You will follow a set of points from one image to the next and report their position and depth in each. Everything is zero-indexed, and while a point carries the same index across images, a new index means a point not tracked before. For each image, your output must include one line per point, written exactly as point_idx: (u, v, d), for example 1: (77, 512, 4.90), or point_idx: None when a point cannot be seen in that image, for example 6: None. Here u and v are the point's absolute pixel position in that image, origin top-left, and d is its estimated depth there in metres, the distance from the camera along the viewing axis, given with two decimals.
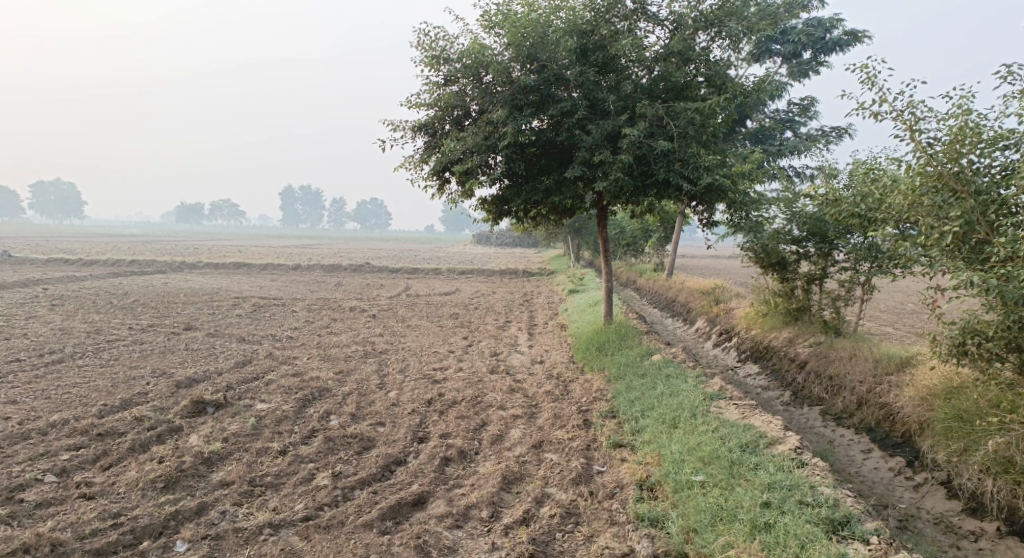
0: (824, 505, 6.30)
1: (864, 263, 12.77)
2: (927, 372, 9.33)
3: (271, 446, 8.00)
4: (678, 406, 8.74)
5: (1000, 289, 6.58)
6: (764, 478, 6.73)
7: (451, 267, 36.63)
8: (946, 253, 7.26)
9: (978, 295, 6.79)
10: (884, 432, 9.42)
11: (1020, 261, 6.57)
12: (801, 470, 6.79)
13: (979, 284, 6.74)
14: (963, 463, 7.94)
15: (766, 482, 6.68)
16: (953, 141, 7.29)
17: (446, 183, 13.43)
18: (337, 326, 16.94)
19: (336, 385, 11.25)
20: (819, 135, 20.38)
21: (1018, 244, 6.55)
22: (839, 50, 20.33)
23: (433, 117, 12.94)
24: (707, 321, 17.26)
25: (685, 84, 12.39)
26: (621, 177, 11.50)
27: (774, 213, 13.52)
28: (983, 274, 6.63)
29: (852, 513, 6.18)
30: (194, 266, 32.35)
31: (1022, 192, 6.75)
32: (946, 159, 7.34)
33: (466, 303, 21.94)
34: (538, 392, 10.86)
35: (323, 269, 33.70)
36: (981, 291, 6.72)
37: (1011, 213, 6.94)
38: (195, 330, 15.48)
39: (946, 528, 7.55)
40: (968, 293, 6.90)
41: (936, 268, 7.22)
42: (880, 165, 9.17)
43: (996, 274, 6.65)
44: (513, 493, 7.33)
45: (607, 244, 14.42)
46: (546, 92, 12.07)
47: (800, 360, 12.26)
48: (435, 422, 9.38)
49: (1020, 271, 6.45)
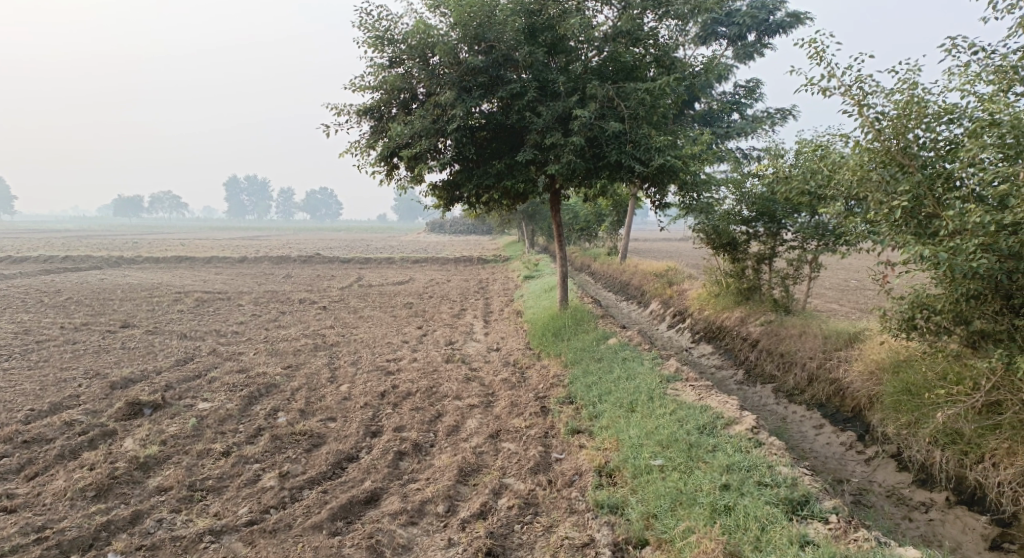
0: (783, 485, 6.27)
1: (812, 241, 12.93)
2: (875, 346, 9.45)
3: (213, 447, 7.64)
4: (634, 389, 8.67)
5: (949, 262, 6.62)
6: (722, 460, 6.67)
7: (404, 256, 36.17)
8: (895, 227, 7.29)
9: (928, 268, 6.88)
10: (835, 407, 9.52)
11: (968, 233, 6.61)
12: (758, 450, 6.76)
13: (929, 259, 6.77)
14: (912, 435, 8.04)
15: (725, 464, 6.62)
16: (900, 116, 7.30)
17: (394, 169, 13.08)
18: (286, 320, 16.49)
19: (284, 380, 10.89)
20: (764, 116, 20.58)
21: (966, 217, 6.60)
22: (783, 32, 20.51)
23: (379, 101, 12.57)
24: (660, 304, 17.32)
25: (635, 64, 12.30)
26: (572, 160, 11.35)
27: (724, 194, 13.60)
28: (932, 247, 6.67)
29: (811, 492, 6.17)
30: (133, 261, 31.24)
31: (967, 166, 6.82)
32: (892, 134, 7.35)
33: (419, 292, 21.63)
34: (494, 381, 10.69)
35: (271, 261, 32.87)
36: (931, 264, 6.80)
37: (957, 186, 6.98)
38: (133, 328, 14.86)
39: (898, 500, 7.62)
40: (918, 267, 6.99)
41: (887, 243, 7.24)
42: (829, 140, 9.19)
43: (945, 247, 6.69)
44: (470, 485, 7.15)
45: (561, 229, 14.24)
46: (495, 73, 11.83)
47: (752, 339, 12.35)
48: (388, 415, 9.13)
49: (969, 244, 6.50)
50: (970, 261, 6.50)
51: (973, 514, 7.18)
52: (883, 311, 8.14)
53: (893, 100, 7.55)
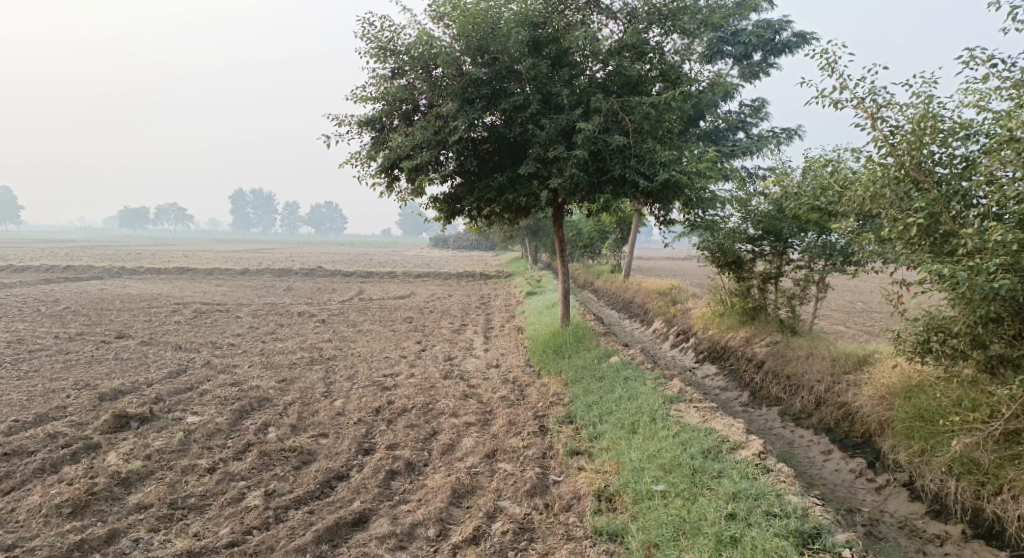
0: (793, 516, 5.97)
1: (819, 261, 12.67)
2: (886, 370, 9.17)
3: (198, 462, 7.37)
4: (636, 409, 8.38)
5: (968, 283, 6.35)
6: (728, 487, 6.36)
7: (406, 270, 35.93)
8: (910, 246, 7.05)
9: (946, 288, 6.62)
10: (843, 432, 9.21)
11: (988, 252, 6.36)
12: (766, 477, 6.45)
13: (947, 279, 6.51)
14: (925, 464, 7.73)
15: (731, 491, 6.32)
16: (914, 131, 7.07)
17: (395, 181, 12.89)
18: (284, 332, 16.24)
19: (278, 394, 10.62)
20: (770, 136, 20.36)
21: (987, 236, 6.35)
22: (789, 52, 20.36)
23: (380, 112, 12.39)
24: (664, 322, 17.03)
25: (640, 79, 12.13)
26: (576, 174, 11.13)
27: (729, 213, 13.37)
28: (950, 266, 6.41)
29: (823, 524, 5.86)
30: (134, 271, 31.08)
31: (985, 183, 6.58)
32: (907, 150, 7.12)
33: (420, 307, 21.38)
34: (492, 398, 10.40)
35: (273, 273, 32.71)
36: (950, 283, 6.54)
37: (975, 204, 6.74)
38: (128, 338, 14.63)
39: (911, 532, 7.31)
40: (935, 287, 6.74)
41: (902, 261, 7.00)
42: (840, 156, 8.94)
43: (964, 266, 6.43)
44: (463, 508, 6.85)
45: (564, 244, 13.98)
46: (498, 86, 11.64)
47: (758, 360, 12.05)
48: (381, 432, 8.85)
49: (989, 263, 6.23)
50: (991, 281, 6.23)
51: (991, 549, 6.86)
52: (894, 333, 7.87)
53: (906, 115, 7.32)
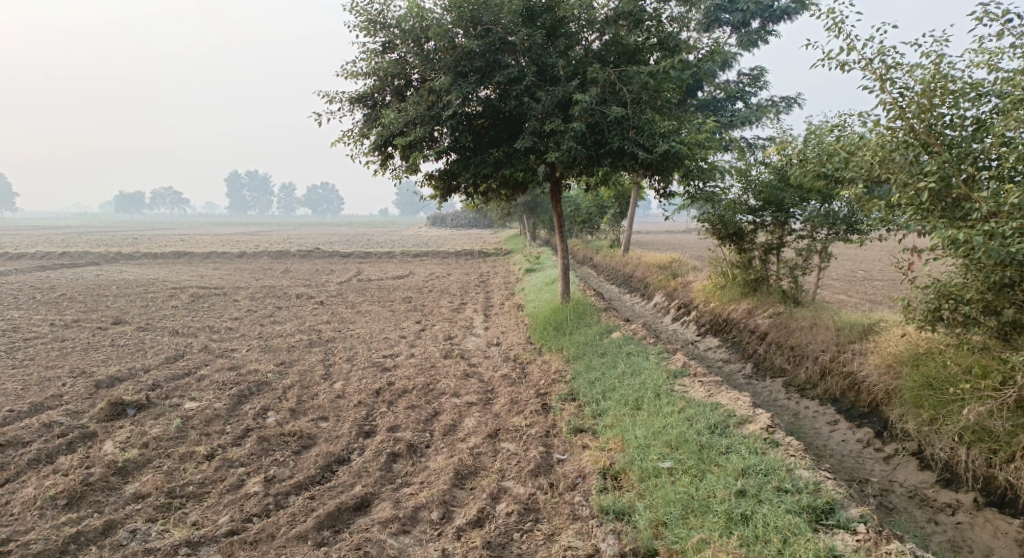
0: (805, 492, 5.85)
1: (822, 230, 12.51)
2: (892, 338, 9.03)
3: (196, 450, 7.26)
4: (639, 385, 8.25)
5: (983, 247, 6.18)
6: (738, 463, 6.25)
7: (404, 250, 35.74)
8: (920, 211, 6.89)
9: (961, 253, 6.45)
10: (849, 402, 9.10)
11: (1004, 216, 6.20)
12: (775, 451, 6.33)
13: (962, 244, 6.34)
14: (934, 432, 7.63)
15: (741, 467, 6.20)
16: (924, 92, 6.86)
17: (389, 158, 12.65)
18: (281, 315, 16.10)
19: (276, 378, 10.52)
20: (769, 105, 20.05)
21: (1003, 199, 6.17)
22: (787, 18, 19.98)
23: (372, 87, 12.13)
24: (664, 296, 16.88)
25: (637, 48, 11.86)
26: (574, 147, 10.90)
27: (730, 183, 13.19)
28: (964, 231, 6.24)
29: (836, 500, 5.75)
30: (130, 256, 30.87)
31: (1000, 143, 6.37)
32: (917, 113, 6.92)
33: (419, 286, 21.22)
34: (493, 377, 10.28)
35: (270, 255, 32.55)
36: (965, 249, 6.37)
37: (992, 167, 6.56)
38: (124, 325, 14.51)
39: (922, 501, 7.21)
40: (948, 253, 6.57)
41: (913, 227, 6.82)
42: (844, 122, 8.73)
43: (980, 231, 6.27)
44: (467, 489, 6.75)
45: (562, 219, 13.77)
46: (492, 58, 11.31)
47: (761, 331, 11.92)
48: (382, 414, 8.73)
49: (1005, 227, 6.06)
50: (1008, 246, 6.07)
51: (1003, 518, 6.78)
52: (903, 301, 7.71)
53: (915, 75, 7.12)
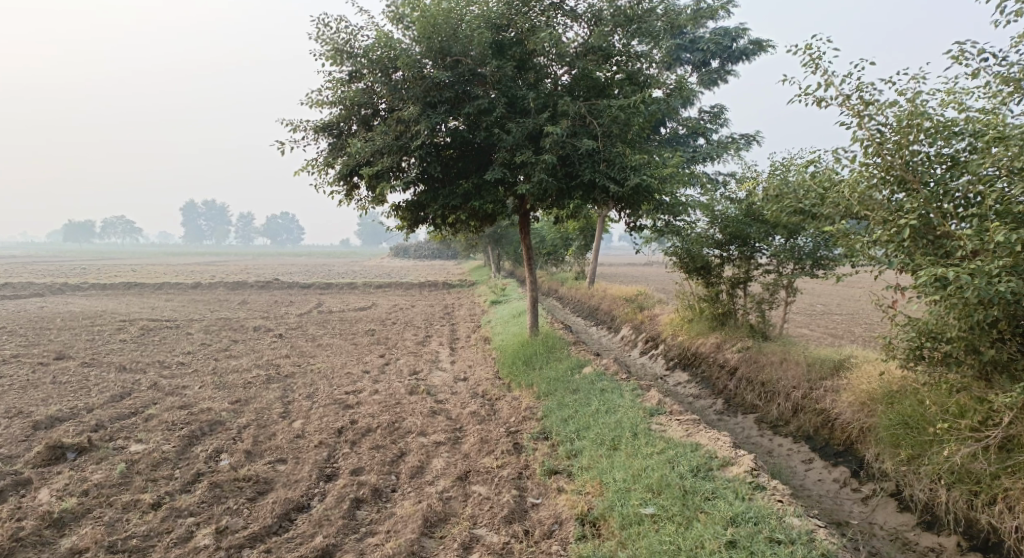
0: (799, 542, 5.60)
1: (788, 265, 12.49)
2: (864, 375, 8.93)
3: (141, 498, 6.87)
4: (614, 424, 7.97)
5: (972, 286, 6.08)
6: (725, 511, 5.98)
7: (366, 281, 35.18)
8: (903, 250, 6.85)
9: (951, 293, 6.37)
10: (823, 440, 8.94)
11: (989, 254, 6.15)
12: (762, 497, 6.08)
13: (951, 283, 6.26)
14: (912, 473, 7.47)
15: (729, 515, 5.93)
16: (900, 129, 6.89)
17: (354, 188, 12.32)
18: (238, 349, 15.53)
19: (231, 417, 10.02)
20: (730, 141, 20.25)
21: (988, 237, 6.12)
22: (746, 58, 20.31)
23: (337, 116, 11.83)
24: (631, 329, 16.71)
25: (606, 81, 11.82)
26: (545, 178, 10.70)
27: (696, 217, 13.13)
28: (953, 269, 6.15)
29: (831, 551, 5.50)
30: (78, 287, 29.86)
31: (985, 178, 6.39)
32: (895, 149, 6.92)
33: (382, 319, 20.76)
34: (461, 414, 9.90)
35: (227, 286, 31.80)
36: (954, 290, 6.31)
37: (973, 204, 6.57)
38: (67, 360, 13.96)
39: (903, 545, 7.01)
40: (935, 291, 6.50)
41: (896, 264, 6.76)
42: (817, 157, 8.70)
43: (965, 269, 6.20)
44: (436, 539, 6.38)
45: (530, 251, 13.52)
46: (461, 89, 11.15)
47: (730, 367, 11.76)
48: (345, 456, 8.29)
49: (992, 265, 6.00)
50: (994, 285, 5.99)
51: None
52: (883, 340, 7.64)
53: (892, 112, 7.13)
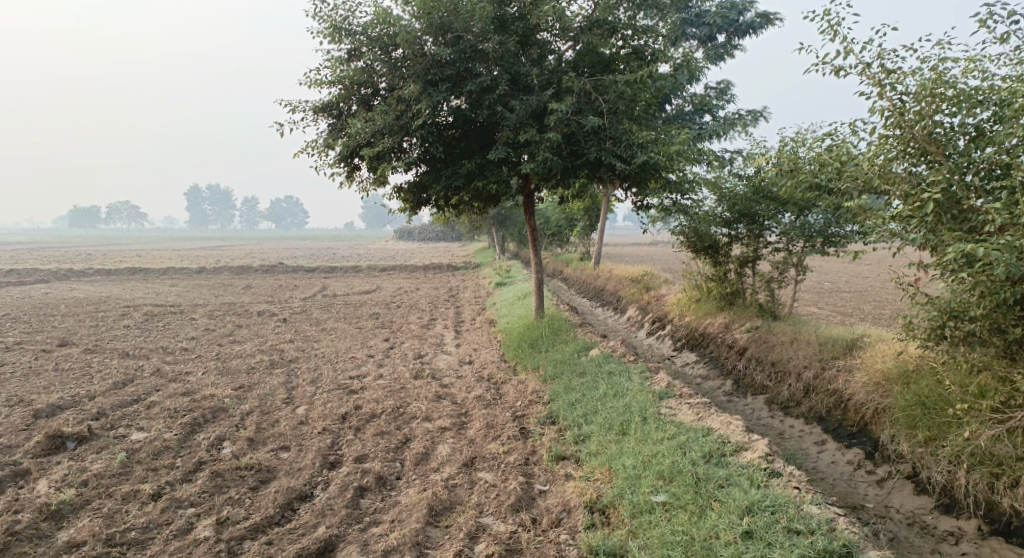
0: (817, 532, 5.42)
1: (798, 242, 12.24)
2: (878, 355, 8.71)
3: (141, 488, 6.76)
4: (622, 408, 7.79)
5: (1001, 262, 5.86)
6: (741, 500, 5.80)
7: (371, 264, 35.01)
8: (927, 226, 6.65)
9: (979, 270, 6.18)
10: (836, 421, 8.75)
11: (1017, 228, 5.95)
12: (778, 485, 5.90)
13: (980, 260, 6.04)
14: (929, 455, 7.28)
15: (744, 504, 5.75)
16: (921, 99, 6.69)
17: (355, 170, 12.09)
18: (242, 333, 15.40)
19: (234, 403, 9.88)
20: (737, 117, 19.87)
21: (1017, 211, 5.91)
22: (753, 33, 19.87)
23: (337, 96, 11.58)
24: (638, 310, 16.51)
25: (612, 57, 11.52)
26: (550, 158, 10.45)
27: (704, 195, 12.87)
28: (981, 245, 5.94)
29: (852, 541, 5.31)
30: (82, 272, 29.81)
31: (1016, 150, 6.21)
32: (917, 120, 6.73)
33: (387, 301, 20.60)
34: (467, 398, 9.74)
35: (231, 270, 31.69)
36: (983, 266, 6.12)
37: (1000, 178, 6.38)
38: (70, 347, 13.87)
39: (921, 530, 6.85)
40: (963, 269, 6.32)
41: (918, 241, 6.56)
42: (832, 130, 8.43)
43: (993, 243, 5.99)
44: (442, 528, 6.24)
45: (535, 232, 13.28)
46: (463, 66, 10.85)
47: (739, 347, 11.55)
48: (349, 443, 8.15)
49: (1022, 239, 5.79)
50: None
51: (1010, 547, 6.45)
52: (902, 319, 7.47)
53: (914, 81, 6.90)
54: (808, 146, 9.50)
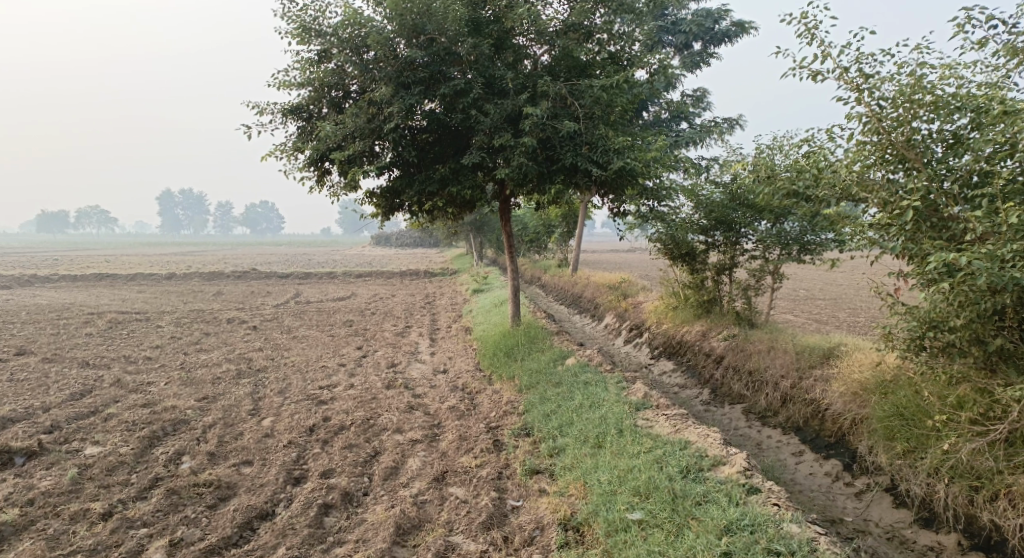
0: (798, 552, 5.22)
1: (775, 250, 12.13)
2: (856, 364, 8.58)
3: (91, 507, 6.42)
4: (598, 420, 7.56)
5: (984, 271, 5.72)
6: (719, 518, 5.59)
7: (346, 271, 34.57)
8: (907, 234, 6.53)
9: (960, 280, 6.06)
10: (814, 431, 8.59)
11: (999, 237, 5.83)
12: (758, 502, 5.70)
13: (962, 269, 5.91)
14: (908, 467, 7.15)
15: (724, 524, 5.54)
16: (899, 104, 6.59)
17: (326, 174, 11.78)
18: (210, 342, 14.98)
19: (197, 415, 9.51)
20: (714, 125, 19.82)
21: (1000, 219, 5.79)
22: (729, 41, 19.87)
23: (307, 99, 11.27)
24: (615, 317, 16.33)
25: (588, 61, 11.35)
26: (524, 162, 10.23)
27: (681, 202, 12.75)
28: (963, 254, 5.81)
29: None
30: (48, 278, 29.07)
31: (996, 157, 6.12)
32: (896, 125, 6.62)
33: (360, 309, 20.24)
34: (439, 409, 9.46)
35: (203, 276, 31.06)
36: (964, 276, 5.99)
37: (981, 185, 6.27)
38: (29, 356, 13.37)
39: (901, 544, 6.71)
40: (945, 278, 6.20)
41: (898, 249, 6.43)
42: (810, 136, 8.31)
43: (974, 252, 5.86)
44: (409, 548, 5.97)
45: (511, 238, 13.04)
46: (436, 69, 10.60)
47: (717, 355, 11.40)
48: (315, 456, 7.83)
49: (1003, 248, 5.66)
50: (1006, 271, 5.66)
51: None
52: (881, 328, 7.34)
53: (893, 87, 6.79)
54: (785, 153, 9.39)
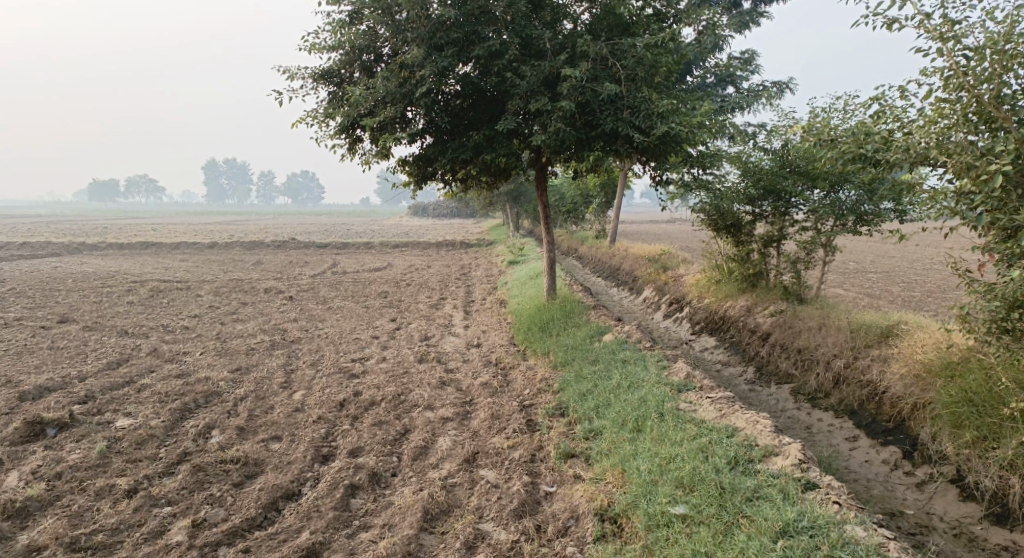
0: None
1: (827, 221, 11.46)
2: (917, 344, 8.04)
3: (117, 483, 6.37)
4: (637, 401, 7.19)
5: None
6: (771, 518, 5.22)
7: (384, 241, 34.50)
8: (990, 203, 5.99)
9: None
10: (870, 415, 8.09)
11: None
12: (815, 504, 5.29)
13: None
14: (978, 457, 6.68)
15: (778, 526, 5.15)
16: (985, 56, 6.03)
17: (357, 142, 11.46)
18: (245, 312, 14.94)
19: (229, 387, 9.38)
20: (762, 90, 18.92)
21: None
22: (779, 0, 18.85)
23: (338, 63, 10.93)
24: (654, 290, 15.84)
25: (631, 20, 10.79)
26: (562, 128, 9.76)
27: (727, 170, 12.16)
28: None
29: None
30: (95, 246, 29.56)
31: None
32: (980, 80, 6.06)
33: (397, 280, 20.05)
34: (472, 385, 9.17)
35: (242, 245, 31.25)
36: None
37: None
38: (69, 324, 13.46)
39: (969, 542, 6.29)
40: None
41: (984, 220, 5.91)
42: (876, 96, 7.70)
43: None
44: (437, 535, 5.78)
45: (548, 209, 12.59)
46: (470, 29, 10.09)
47: (762, 332, 10.86)
48: (343, 433, 7.63)
49: None
50: None
51: None
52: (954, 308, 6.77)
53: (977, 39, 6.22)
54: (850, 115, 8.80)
